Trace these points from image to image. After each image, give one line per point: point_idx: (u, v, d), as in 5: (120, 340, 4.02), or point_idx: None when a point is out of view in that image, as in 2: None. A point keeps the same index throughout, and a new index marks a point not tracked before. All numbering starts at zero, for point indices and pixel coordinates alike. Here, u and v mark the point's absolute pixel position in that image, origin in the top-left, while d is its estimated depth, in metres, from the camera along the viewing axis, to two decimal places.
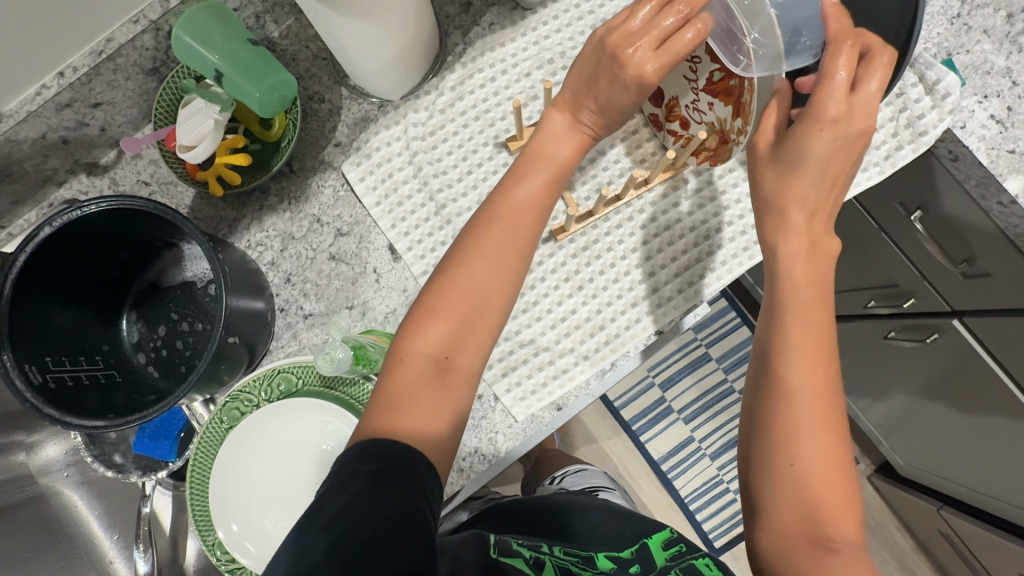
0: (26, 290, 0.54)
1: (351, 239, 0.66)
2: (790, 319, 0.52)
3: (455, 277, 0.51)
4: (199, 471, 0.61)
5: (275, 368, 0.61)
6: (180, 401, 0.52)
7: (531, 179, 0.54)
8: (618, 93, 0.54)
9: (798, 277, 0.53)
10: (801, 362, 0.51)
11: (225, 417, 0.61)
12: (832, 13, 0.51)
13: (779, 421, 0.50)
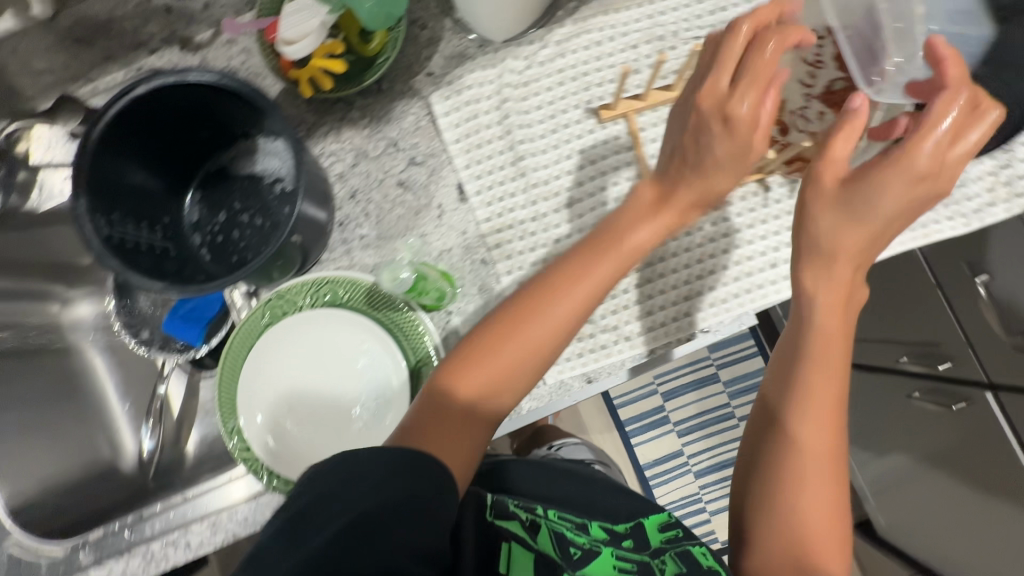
0: (110, 142, 0.54)
1: (423, 170, 0.66)
2: (810, 379, 0.50)
3: (505, 320, 0.48)
4: (231, 358, 0.61)
5: (326, 278, 0.61)
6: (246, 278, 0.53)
7: (627, 223, 0.51)
8: (726, 144, 0.48)
9: (825, 332, 0.50)
10: (809, 423, 0.50)
11: (266, 313, 0.62)
12: (948, 58, 0.48)
13: (784, 473, 0.49)
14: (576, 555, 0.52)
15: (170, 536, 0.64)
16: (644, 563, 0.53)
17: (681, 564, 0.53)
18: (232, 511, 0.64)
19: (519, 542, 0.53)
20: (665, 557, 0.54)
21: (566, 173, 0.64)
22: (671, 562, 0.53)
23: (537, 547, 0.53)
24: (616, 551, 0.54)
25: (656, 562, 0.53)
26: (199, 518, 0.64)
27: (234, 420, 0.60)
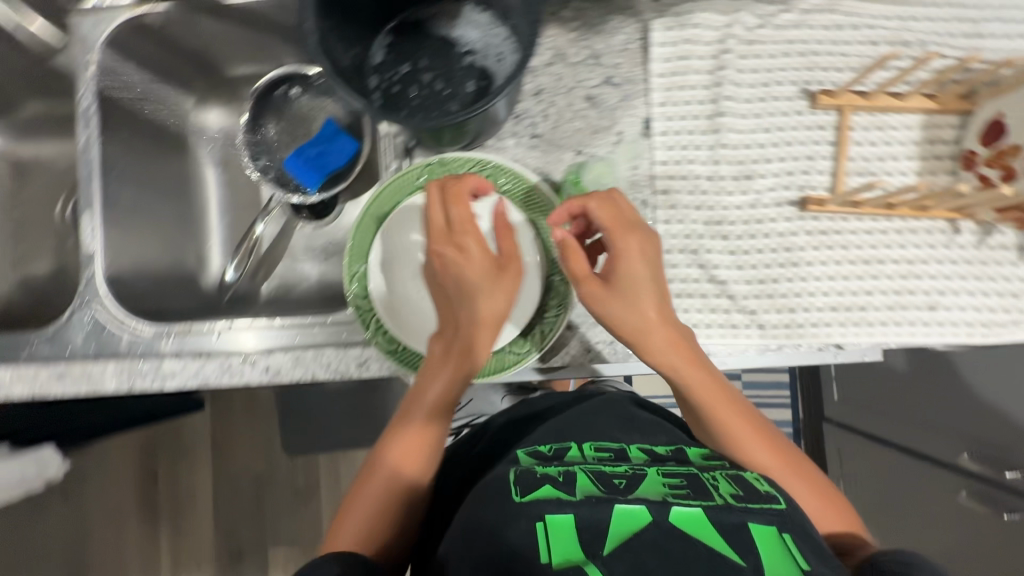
0: None
1: (615, 93, 0.63)
2: (721, 416, 0.54)
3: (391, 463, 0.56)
4: (376, 208, 0.62)
5: (495, 164, 0.61)
6: (461, 118, 0.53)
7: (473, 270, 0.55)
8: (648, 303, 0.53)
9: (658, 352, 0.53)
10: (740, 433, 0.54)
11: (424, 175, 0.62)
12: (611, 212, 0.54)
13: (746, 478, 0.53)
14: (621, 484, 0.47)
15: (252, 354, 0.64)
16: (693, 477, 0.48)
17: (736, 482, 0.47)
18: (320, 353, 0.64)
19: (556, 507, 0.44)
20: (716, 474, 0.49)
21: (759, 145, 0.61)
22: (725, 480, 0.48)
23: (578, 498, 0.44)
24: (661, 470, 0.50)
25: (706, 477, 0.48)
26: (286, 348, 0.64)
27: (360, 265, 0.61)
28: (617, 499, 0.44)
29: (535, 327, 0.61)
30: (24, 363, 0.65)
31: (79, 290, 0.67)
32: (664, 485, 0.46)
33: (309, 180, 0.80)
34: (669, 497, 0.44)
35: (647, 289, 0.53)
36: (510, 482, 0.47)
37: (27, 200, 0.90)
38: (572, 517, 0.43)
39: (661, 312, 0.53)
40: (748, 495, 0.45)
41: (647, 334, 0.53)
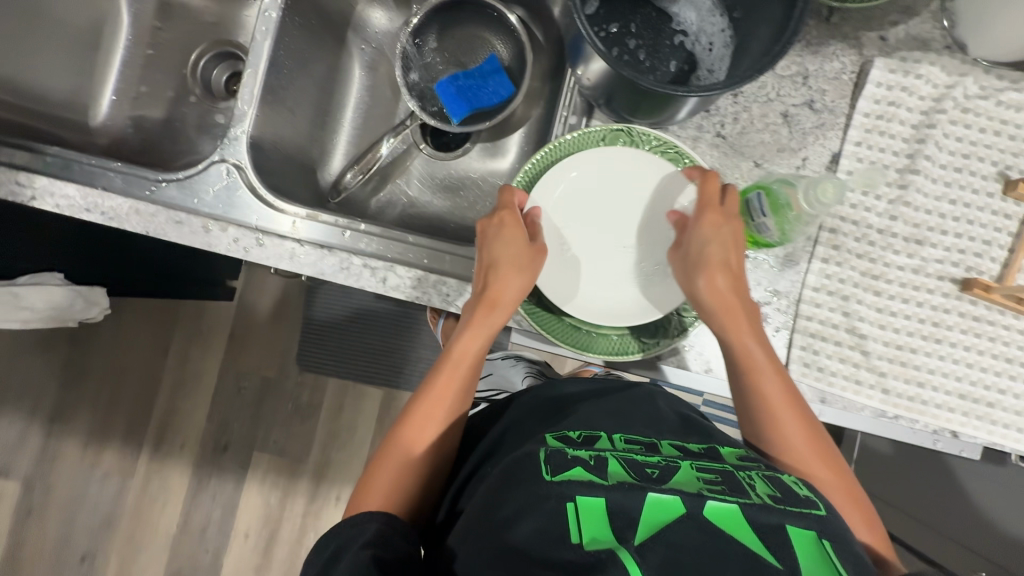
0: None
1: (813, 118, 0.61)
2: (769, 409, 0.53)
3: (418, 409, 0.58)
4: (549, 155, 0.62)
5: (677, 148, 0.60)
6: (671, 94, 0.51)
7: (510, 252, 0.57)
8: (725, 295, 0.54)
9: (734, 332, 0.54)
10: (785, 435, 0.52)
11: (606, 138, 0.61)
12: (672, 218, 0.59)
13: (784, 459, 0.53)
14: (653, 473, 0.46)
15: (375, 261, 0.63)
16: (728, 475, 0.48)
17: (774, 483, 0.46)
18: (442, 280, 0.63)
19: (588, 489, 0.44)
20: (752, 474, 0.48)
21: (941, 213, 0.60)
22: (761, 480, 0.47)
23: (611, 483, 0.44)
24: (695, 464, 0.49)
25: (741, 475, 0.48)
26: (409, 266, 0.63)
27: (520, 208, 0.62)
28: (650, 488, 0.44)
29: (664, 319, 0.60)
30: (149, 199, 0.65)
31: (220, 146, 0.66)
32: (698, 479, 0.46)
33: (456, 108, 0.78)
34: (705, 491, 0.44)
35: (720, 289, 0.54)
36: (541, 461, 0.47)
37: (161, 40, 0.86)
38: (603, 502, 0.43)
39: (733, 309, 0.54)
40: (788, 498, 0.44)
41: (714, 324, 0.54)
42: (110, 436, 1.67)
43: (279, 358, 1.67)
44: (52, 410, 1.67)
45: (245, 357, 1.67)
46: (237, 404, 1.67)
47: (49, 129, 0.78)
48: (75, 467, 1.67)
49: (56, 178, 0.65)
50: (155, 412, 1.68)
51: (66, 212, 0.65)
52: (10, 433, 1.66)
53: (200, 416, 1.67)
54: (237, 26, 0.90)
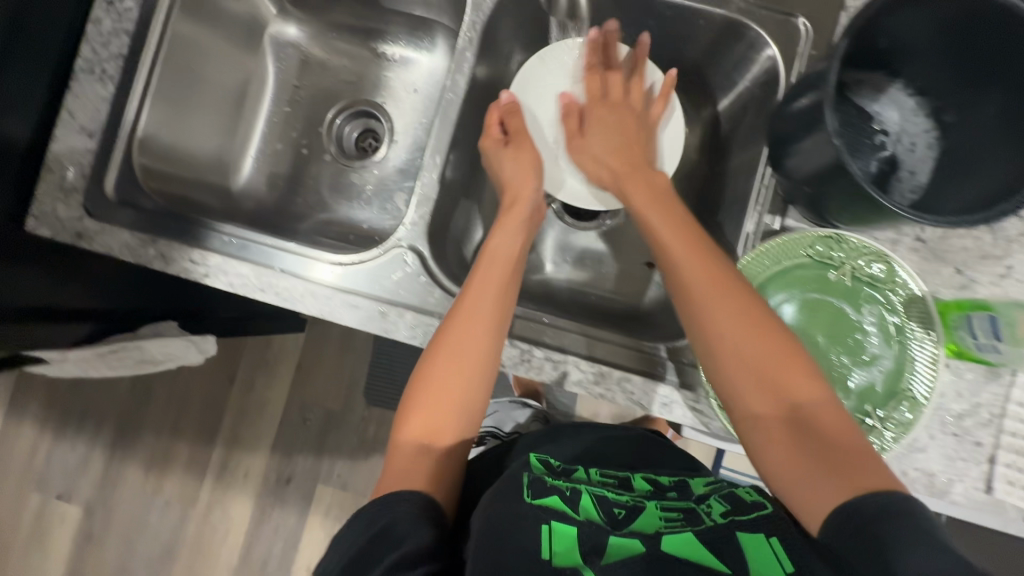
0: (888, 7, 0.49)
1: (1016, 225, 0.59)
2: (724, 343, 0.52)
3: (428, 388, 0.57)
4: (753, 267, 0.57)
5: (884, 253, 0.56)
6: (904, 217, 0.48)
7: (516, 163, 0.67)
8: (675, 227, 0.56)
9: (695, 283, 0.53)
10: (750, 381, 0.51)
11: (813, 246, 0.57)
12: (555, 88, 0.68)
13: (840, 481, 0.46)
14: (620, 514, 0.52)
15: (557, 355, 0.62)
16: (689, 510, 0.53)
17: (728, 500, 0.53)
18: (626, 377, 0.61)
19: (562, 519, 0.48)
20: (710, 500, 0.54)
21: None
22: (716, 502, 0.53)
23: (582, 518, 0.49)
24: (661, 505, 0.54)
25: (701, 506, 0.53)
26: (593, 361, 0.62)
27: None
28: (613, 531, 0.48)
29: (871, 432, 0.56)
30: (326, 282, 0.64)
31: (399, 229, 0.64)
32: (660, 518, 0.51)
33: None
34: (662, 529, 0.49)
35: (704, 268, 0.54)
36: (523, 484, 0.52)
37: (300, 98, 0.85)
38: (574, 531, 0.47)
39: (710, 279, 0.53)
40: (740, 509, 0.50)
41: (678, 267, 0.55)
42: (172, 464, 1.57)
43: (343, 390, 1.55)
44: (115, 434, 1.57)
45: (311, 387, 1.56)
46: (301, 438, 1.55)
47: (198, 194, 0.75)
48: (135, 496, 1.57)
49: (230, 257, 0.65)
50: (219, 442, 1.57)
51: (238, 290, 0.65)
52: (64, 466, 1.57)
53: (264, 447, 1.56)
54: (374, 85, 0.86)
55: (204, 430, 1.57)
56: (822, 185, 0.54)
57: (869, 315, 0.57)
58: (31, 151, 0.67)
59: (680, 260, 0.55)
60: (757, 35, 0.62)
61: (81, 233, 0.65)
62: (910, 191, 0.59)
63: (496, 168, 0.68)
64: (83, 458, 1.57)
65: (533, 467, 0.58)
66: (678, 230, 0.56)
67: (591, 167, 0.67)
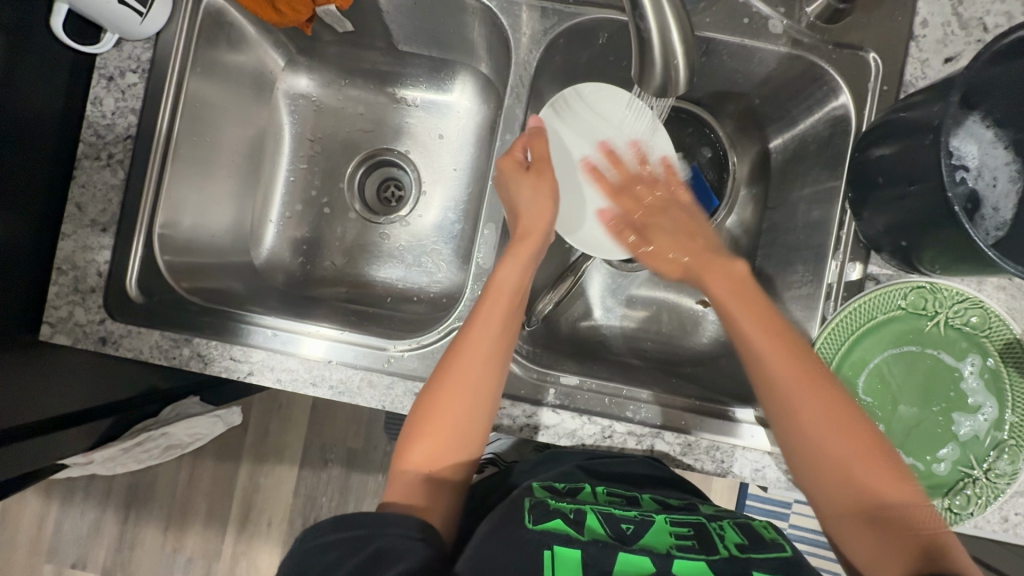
0: (1001, 46, 0.45)
1: None
2: (810, 447, 0.51)
3: (421, 433, 0.54)
4: (845, 323, 0.55)
5: (980, 300, 0.54)
6: (1012, 275, 0.44)
7: (536, 195, 0.57)
8: (743, 301, 0.54)
9: (775, 371, 0.51)
10: (832, 470, 0.50)
11: (906, 297, 0.55)
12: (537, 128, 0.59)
13: (889, 540, 0.47)
14: (629, 530, 0.48)
15: (640, 428, 0.59)
16: (700, 527, 0.51)
17: (742, 530, 0.50)
18: (713, 444, 0.59)
19: (566, 541, 0.45)
20: (722, 523, 0.51)
21: None
22: (731, 528, 0.51)
23: (586, 538, 0.46)
24: (670, 518, 0.51)
25: (713, 527, 0.51)
26: (678, 431, 0.59)
27: None
28: (623, 546, 0.46)
29: (973, 486, 0.53)
30: (384, 369, 0.60)
31: (458, 306, 0.61)
32: (670, 535, 0.49)
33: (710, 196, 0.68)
34: (673, 551, 0.46)
35: (787, 359, 0.51)
36: (523, 510, 0.49)
37: (317, 152, 0.79)
38: (579, 555, 0.45)
39: (788, 362, 0.51)
40: (753, 545, 0.48)
41: (766, 365, 0.52)
42: (191, 517, 1.26)
43: (364, 425, 1.25)
44: (124, 493, 1.27)
45: (329, 425, 1.25)
46: (325, 483, 1.24)
47: (223, 279, 0.69)
48: (155, 558, 1.26)
49: (275, 351, 0.60)
50: (237, 491, 1.25)
51: (288, 387, 0.59)
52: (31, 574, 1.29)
53: (287, 493, 1.25)
54: (394, 131, 0.80)
55: (219, 481, 1.25)
56: (921, 234, 0.50)
57: (968, 363, 0.55)
58: (41, 251, 0.60)
59: (745, 334, 0.53)
60: (832, 78, 0.59)
61: (105, 338, 0.60)
62: (993, 230, 0.54)
63: (510, 193, 0.58)
64: (92, 526, 1.26)
65: (534, 489, 0.53)
66: (759, 323, 0.53)
67: (669, 270, 0.60)
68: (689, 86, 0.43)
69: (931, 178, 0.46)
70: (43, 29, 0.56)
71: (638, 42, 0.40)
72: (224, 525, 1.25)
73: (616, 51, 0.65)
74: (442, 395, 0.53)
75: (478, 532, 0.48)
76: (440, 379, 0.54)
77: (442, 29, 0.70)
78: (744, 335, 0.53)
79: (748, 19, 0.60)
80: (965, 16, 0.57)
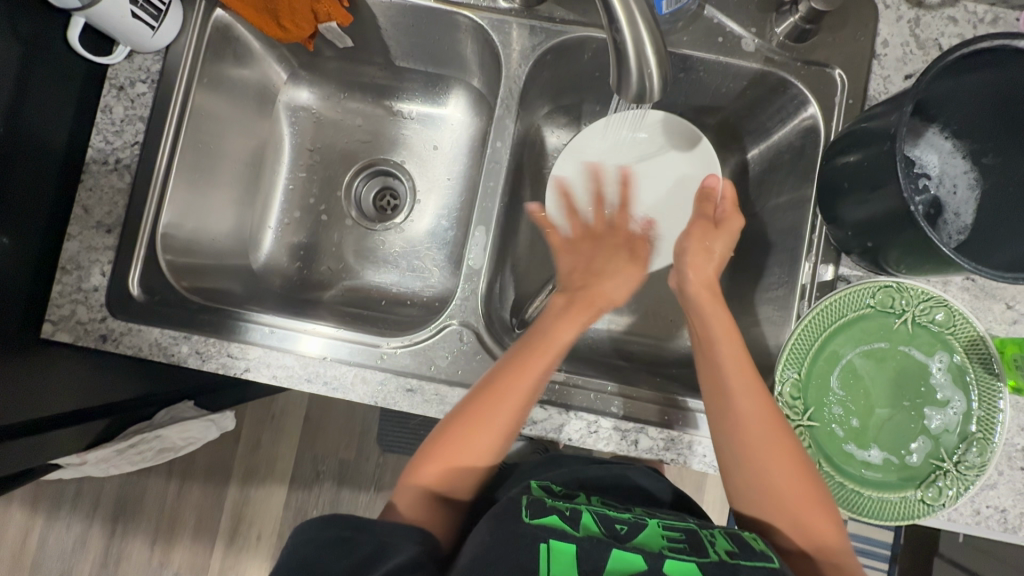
0: (951, 60, 0.49)
1: None
2: (746, 443, 0.54)
3: (438, 460, 0.55)
4: (818, 320, 0.58)
5: (944, 299, 0.57)
6: (969, 271, 0.47)
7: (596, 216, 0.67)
8: (717, 319, 0.58)
9: (727, 377, 0.56)
10: (770, 482, 0.53)
11: (875, 295, 0.58)
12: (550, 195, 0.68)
13: (790, 530, 0.52)
14: (622, 530, 0.50)
15: (624, 423, 0.61)
16: (691, 533, 0.51)
17: (733, 539, 0.51)
18: (694, 439, 0.61)
19: (561, 536, 0.47)
20: (714, 531, 0.52)
21: None
22: (721, 536, 0.51)
23: (581, 534, 0.47)
24: (662, 523, 0.52)
25: (704, 534, 0.51)
26: (661, 426, 0.61)
27: (794, 374, 0.58)
28: (616, 544, 0.47)
29: (944, 477, 0.56)
30: (377, 366, 0.61)
31: (449, 305, 0.64)
32: (663, 538, 0.50)
33: None
34: (665, 551, 0.48)
35: (758, 401, 0.54)
36: (522, 505, 0.51)
37: (315, 161, 0.82)
38: (575, 550, 0.46)
39: (745, 381, 0.55)
40: (743, 552, 0.49)
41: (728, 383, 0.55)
42: (179, 530, 1.25)
43: (356, 436, 1.25)
44: (111, 505, 1.26)
45: (321, 435, 1.25)
46: (316, 495, 1.24)
47: (221, 280, 0.71)
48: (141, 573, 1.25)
49: (271, 347, 0.62)
50: (227, 503, 1.25)
51: (283, 382, 0.61)
52: None
53: (277, 505, 1.24)
54: (391, 142, 0.83)
55: (209, 491, 1.25)
56: (885, 235, 0.53)
57: (936, 360, 0.58)
58: (46, 251, 0.62)
59: (715, 342, 0.58)
60: (801, 91, 0.64)
61: (106, 335, 0.62)
62: (956, 234, 0.57)
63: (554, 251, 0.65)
64: (78, 540, 1.25)
65: (531, 490, 0.54)
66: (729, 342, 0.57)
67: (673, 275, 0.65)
68: (663, 95, 0.47)
69: (890, 181, 0.50)
70: (60, 40, 0.60)
71: (615, 53, 0.43)
72: (212, 538, 1.24)
73: (601, 67, 0.69)
74: (461, 429, 0.55)
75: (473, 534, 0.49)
76: (468, 413, 0.55)
77: (437, 46, 0.74)
78: (714, 354, 0.57)
79: (723, 38, 0.64)
80: (922, 38, 0.62)
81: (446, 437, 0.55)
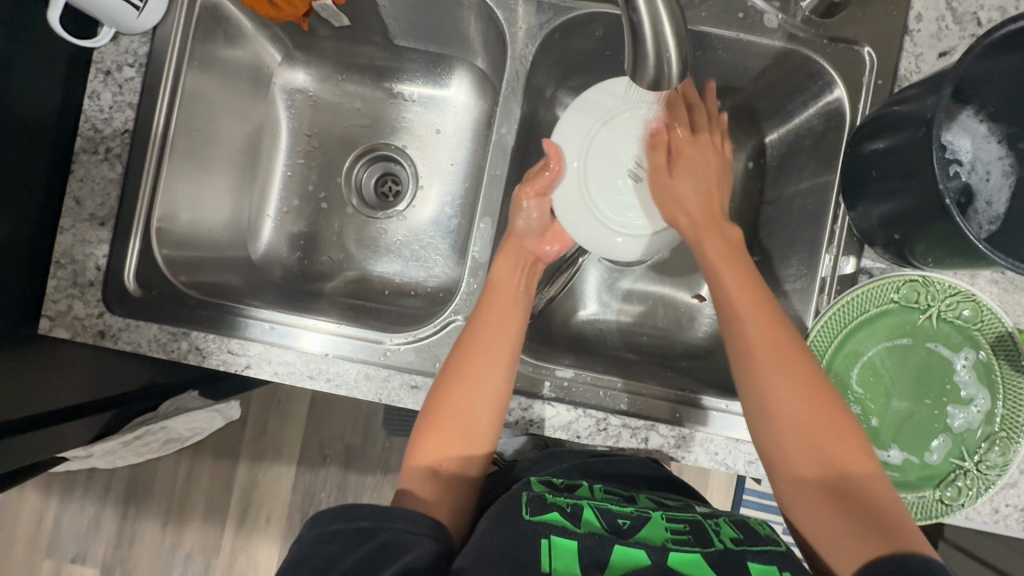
0: (995, 38, 0.45)
1: None
2: (759, 385, 0.50)
3: (423, 436, 0.55)
4: (838, 315, 0.56)
5: (972, 294, 0.54)
6: (1001, 267, 0.44)
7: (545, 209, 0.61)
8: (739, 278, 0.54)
9: (751, 350, 0.51)
10: (799, 452, 0.48)
11: (900, 290, 0.55)
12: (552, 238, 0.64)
13: (832, 495, 0.47)
14: (625, 525, 0.48)
15: (635, 421, 0.60)
16: (694, 522, 0.50)
17: (737, 525, 0.50)
18: (707, 437, 0.59)
19: (562, 532, 0.46)
20: (718, 519, 0.51)
21: None
22: (726, 525, 0.50)
23: (582, 531, 0.46)
24: (665, 514, 0.51)
25: (708, 522, 0.51)
26: (673, 424, 0.60)
27: None
28: (619, 540, 0.46)
29: (964, 477, 0.54)
30: (381, 362, 0.60)
31: (454, 300, 0.62)
32: (666, 530, 0.48)
33: None
34: (668, 544, 0.46)
35: (761, 333, 0.51)
36: (522, 501, 0.50)
37: (314, 147, 0.79)
38: (575, 546, 0.45)
39: (762, 341, 0.51)
40: (747, 539, 0.48)
41: (737, 323, 0.52)
42: (190, 512, 1.27)
43: (362, 422, 1.25)
44: (124, 488, 1.27)
45: (327, 420, 1.25)
46: (324, 479, 1.25)
47: (221, 274, 0.69)
48: (155, 553, 1.27)
49: (272, 344, 0.60)
50: (236, 485, 1.26)
51: (285, 379, 0.60)
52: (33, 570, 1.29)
53: (286, 488, 1.25)
54: (392, 126, 0.80)
55: (219, 474, 1.26)
56: (914, 228, 0.51)
57: (961, 357, 0.55)
58: (39, 247, 0.60)
59: (736, 303, 0.53)
60: (827, 71, 0.60)
61: (104, 331, 0.60)
62: (986, 224, 0.54)
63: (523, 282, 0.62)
64: (92, 521, 1.27)
65: (530, 487, 0.53)
66: (728, 267, 0.55)
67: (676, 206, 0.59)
68: (682, 80, 0.43)
69: (925, 170, 0.47)
70: (40, 22, 0.56)
71: (631, 36, 0.40)
72: (222, 520, 1.26)
73: (613, 44, 0.65)
74: (440, 403, 0.55)
75: (473, 535, 0.48)
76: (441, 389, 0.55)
77: (439, 23, 0.71)
78: (730, 328, 0.53)
79: (744, 13, 0.60)
80: (960, 11, 0.58)
81: (432, 411, 0.55)
